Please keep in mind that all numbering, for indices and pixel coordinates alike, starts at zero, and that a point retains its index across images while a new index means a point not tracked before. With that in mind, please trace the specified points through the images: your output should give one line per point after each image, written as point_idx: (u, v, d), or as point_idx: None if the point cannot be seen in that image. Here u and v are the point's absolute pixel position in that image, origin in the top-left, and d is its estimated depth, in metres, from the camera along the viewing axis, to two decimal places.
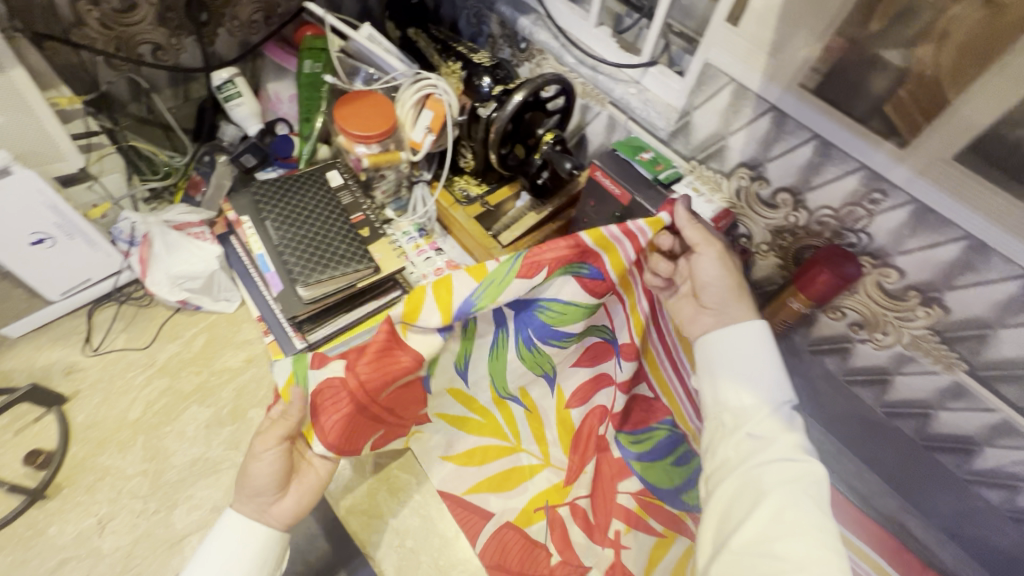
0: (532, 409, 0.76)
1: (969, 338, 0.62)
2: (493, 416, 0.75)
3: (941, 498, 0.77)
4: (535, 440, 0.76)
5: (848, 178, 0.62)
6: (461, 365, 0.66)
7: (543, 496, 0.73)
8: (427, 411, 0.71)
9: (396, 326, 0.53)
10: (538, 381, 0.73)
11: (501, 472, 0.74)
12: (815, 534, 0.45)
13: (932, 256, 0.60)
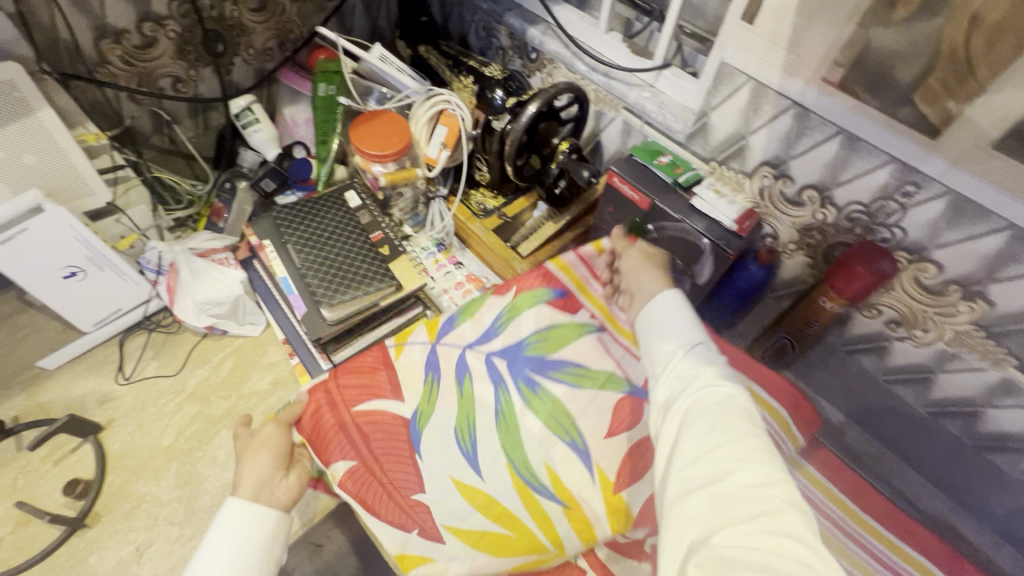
0: (569, 504, 0.55)
1: (1017, 331, 0.59)
2: (522, 522, 0.56)
3: (993, 498, 0.74)
4: (579, 533, 0.55)
5: (878, 172, 0.60)
6: (466, 442, 0.58)
7: None
8: (431, 514, 0.57)
9: (388, 347, 0.67)
10: (565, 456, 0.55)
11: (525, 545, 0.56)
12: (758, 445, 0.38)
13: (972, 249, 0.57)
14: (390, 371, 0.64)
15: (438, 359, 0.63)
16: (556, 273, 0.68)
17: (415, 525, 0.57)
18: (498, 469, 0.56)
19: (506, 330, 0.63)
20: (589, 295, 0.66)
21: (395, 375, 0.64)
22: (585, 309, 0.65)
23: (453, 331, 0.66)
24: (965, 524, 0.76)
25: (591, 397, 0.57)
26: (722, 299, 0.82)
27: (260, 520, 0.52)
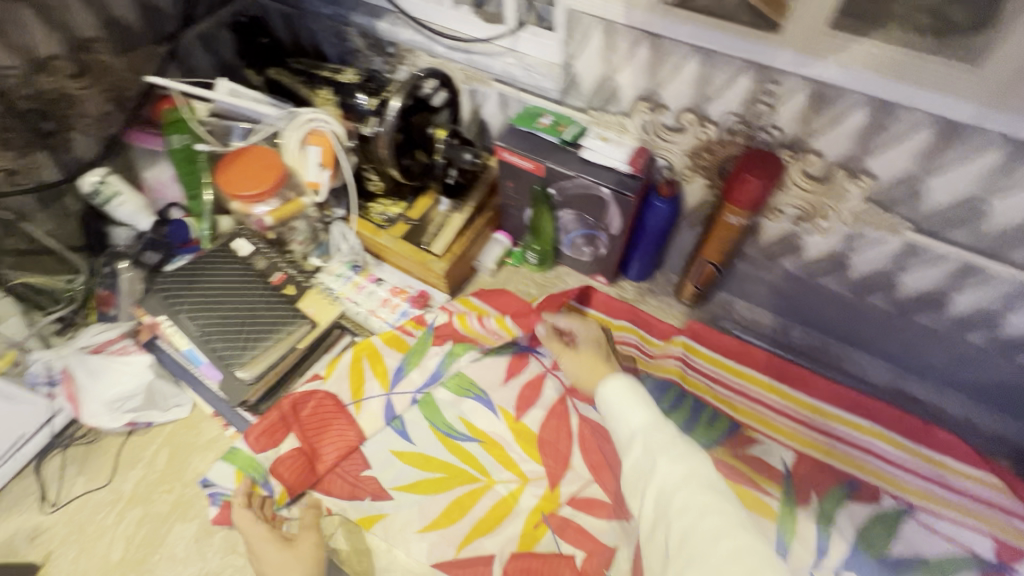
0: (485, 439, 0.79)
1: (904, 198, 0.61)
2: (455, 465, 0.77)
3: (931, 358, 0.77)
4: (505, 465, 0.77)
5: (740, 79, 0.61)
6: (397, 424, 0.80)
7: (538, 511, 0.73)
8: (382, 483, 0.76)
9: (350, 407, 0.80)
10: (474, 407, 0.81)
11: (487, 512, 0.73)
12: (730, 521, 0.44)
13: (843, 129, 0.59)
14: (348, 413, 0.79)
15: (393, 406, 0.80)
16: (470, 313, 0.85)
17: (370, 494, 0.75)
18: (424, 433, 0.79)
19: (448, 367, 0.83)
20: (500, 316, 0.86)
21: (361, 426, 0.79)
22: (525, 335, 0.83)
23: (405, 379, 0.82)
24: (915, 385, 0.80)
25: (488, 362, 0.84)
26: (643, 241, 0.84)
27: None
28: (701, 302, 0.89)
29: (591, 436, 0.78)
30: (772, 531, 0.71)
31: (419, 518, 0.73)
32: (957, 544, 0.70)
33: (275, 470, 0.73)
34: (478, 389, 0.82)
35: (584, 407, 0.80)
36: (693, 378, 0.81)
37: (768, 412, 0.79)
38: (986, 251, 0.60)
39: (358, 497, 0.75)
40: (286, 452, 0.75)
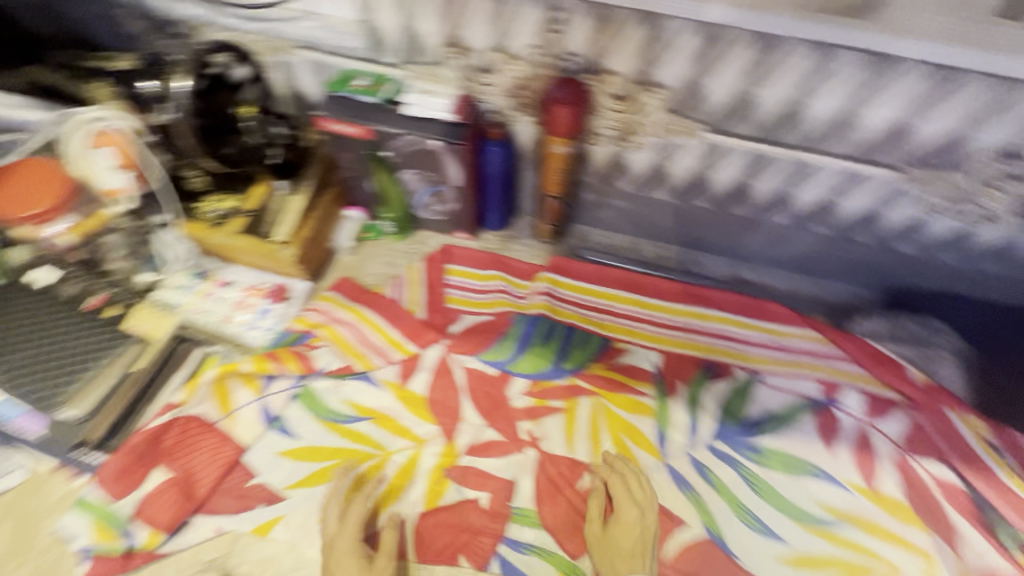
0: (374, 416, 0.78)
1: (693, 102, 0.67)
2: (348, 448, 0.75)
3: (753, 244, 0.87)
4: (399, 434, 0.76)
5: (530, 11, 0.64)
6: (279, 424, 0.76)
7: (439, 467, 0.74)
8: (273, 486, 0.72)
9: (220, 422, 0.75)
10: (356, 387, 0.79)
11: (389, 483, 0.73)
12: None
13: (628, 46, 0.64)
14: (220, 430, 0.74)
15: (270, 407, 0.77)
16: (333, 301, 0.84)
17: (262, 501, 0.71)
18: (308, 425, 0.76)
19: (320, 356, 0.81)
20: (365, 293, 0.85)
21: (235, 437, 0.74)
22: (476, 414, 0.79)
23: (279, 379, 0.79)
24: (748, 271, 0.91)
25: (364, 338, 0.82)
26: (492, 185, 0.85)
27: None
28: (559, 238, 0.94)
29: (478, 384, 0.80)
30: (651, 426, 0.79)
31: (321, 509, 0.71)
32: (793, 394, 0.82)
33: (143, 511, 0.68)
34: (359, 368, 0.80)
35: (464, 358, 0.82)
36: (561, 309, 0.85)
37: (632, 323, 0.86)
38: (765, 138, 0.69)
39: (251, 506, 0.71)
40: (153, 489, 0.69)
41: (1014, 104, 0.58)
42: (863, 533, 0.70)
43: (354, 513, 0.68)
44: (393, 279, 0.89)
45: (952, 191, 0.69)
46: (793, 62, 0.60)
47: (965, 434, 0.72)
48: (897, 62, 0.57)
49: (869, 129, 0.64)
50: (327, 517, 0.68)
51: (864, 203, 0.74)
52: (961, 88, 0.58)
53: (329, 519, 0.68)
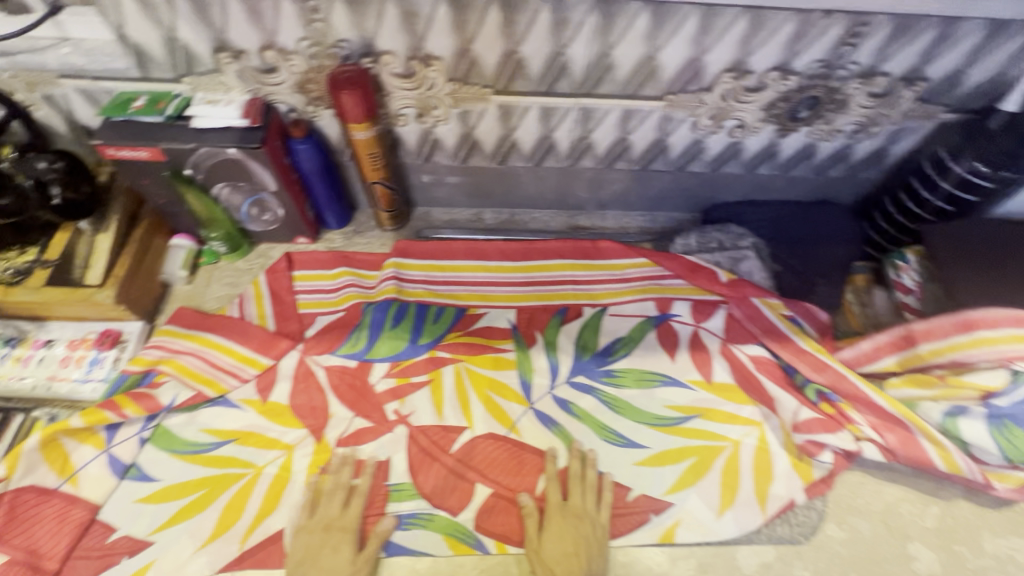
0: (238, 436, 0.76)
1: (470, 68, 0.72)
2: (214, 475, 0.73)
3: (577, 191, 0.96)
4: (267, 446, 0.75)
5: (282, 4, 0.63)
6: (133, 471, 0.72)
7: (314, 467, 0.74)
8: (136, 535, 0.69)
9: (63, 486, 0.70)
10: (214, 413, 0.77)
11: (263, 497, 0.72)
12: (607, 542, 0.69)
13: (391, 24, 0.66)
14: (63, 494, 0.69)
15: (118, 456, 0.73)
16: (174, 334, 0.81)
17: (125, 552, 0.67)
18: (166, 463, 0.73)
19: (164, 394, 0.76)
20: (208, 318, 0.83)
21: (83, 497, 0.70)
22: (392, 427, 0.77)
23: (124, 426, 0.74)
24: (581, 217, 1.00)
25: (212, 364, 0.79)
26: (317, 184, 0.86)
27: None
28: (402, 222, 0.97)
29: (341, 379, 0.80)
30: (515, 377, 0.84)
31: (194, 542, 0.68)
32: (637, 316, 0.90)
33: None
34: (212, 394, 0.77)
35: (323, 358, 0.82)
36: (410, 289, 0.87)
37: (483, 288, 0.90)
38: (545, 91, 0.75)
39: (114, 562, 0.67)
40: None
41: (729, 25, 0.66)
42: (707, 420, 0.79)
43: (355, 505, 0.70)
44: (238, 298, 0.87)
45: (711, 110, 0.79)
46: (539, 18, 0.65)
47: (766, 314, 0.83)
48: (625, 3, 0.63)
49: (626, 67, 0.71)
50: (328, 495, 0.71)
51: (649, 134, 0.83)
52: (684, 19, 0.65)
53: (331, 506, 0.70)
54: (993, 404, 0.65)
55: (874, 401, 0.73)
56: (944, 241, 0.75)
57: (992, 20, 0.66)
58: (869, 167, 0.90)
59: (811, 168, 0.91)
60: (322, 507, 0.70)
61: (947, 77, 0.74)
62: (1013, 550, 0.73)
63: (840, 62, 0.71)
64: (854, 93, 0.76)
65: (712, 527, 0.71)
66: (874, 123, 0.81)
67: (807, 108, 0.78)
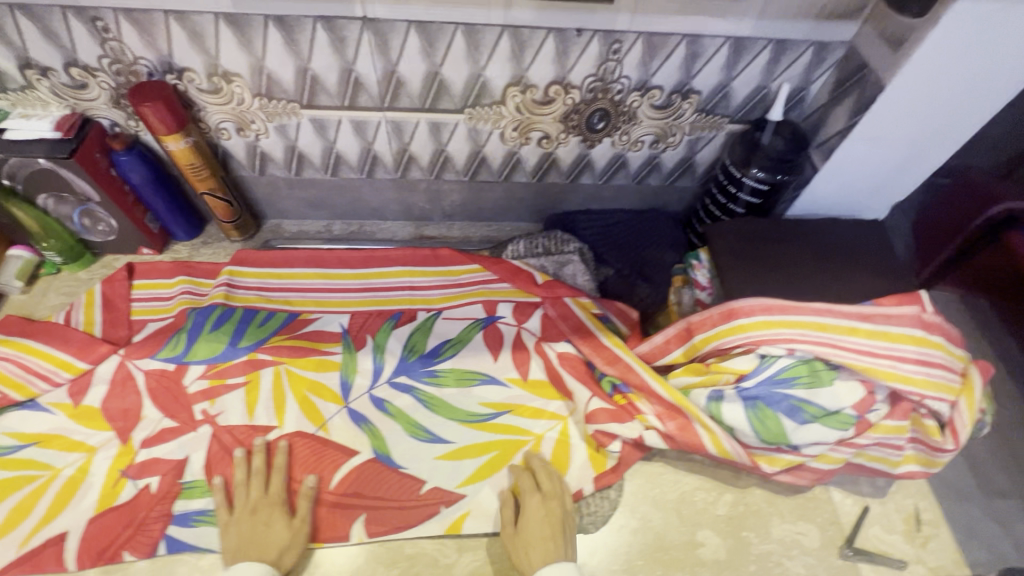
0: (41, 439, 0.76)
1: (271, 84, 0.77)
2: (8, 477, 0.73)
3: (417, 202, 1.01)
4: (69, 448, 0.76)
5: (72, 23, 0.68)
6: None
7: (113, 469, 0.75)
8: None
9: None
10: (20, 416, 0.78)
11: (54, 498, 0.72)
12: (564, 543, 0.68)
13: (180, 42, 0.71)
14: None
15: None
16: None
17: None
18: None
19: None
20: (32, 325, 0.85)
21: None
22: (198, 424, 0.78)
23: None
24: (428, 227, 1.06)
25: (26, 368, 0.80)
26: (151, 195, 0.89)
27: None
28: (250, 233, 1.01)
29: (157, 382, 0.82)
30: (336, 377, 0.85)
31: None
32: (467, 319, 0.92)
33: None
34: (19, 398, 0.78)
35: (142, 362, 0.83)
36: (241, 295, 0.90)
37: (317, 293, 0.93)
38: (349, 105, 0.81)
39: None
40: None
41: (496, 41, 0.72)
42: (515, 416, 0.82)
43: (274, 480, 0.73)
44: (70, 306, 0.89)
45: (513, 122, 0.85)
46: (317, 36, 0.71)
47: (577, 315, 0.88)
48: (392, 23, 0.69)
49: (416, 82, 0.77)
50: (247, 481, 0.73)
51: (463, 145, 0.88)
52: (451, 37, 0.71)
53: (252, 489, 0.72)
54: (743, 386, 0.70)
55: (655, 391, 0.76)
56: (722, 241, 0.82)
57: (732, 37, 0.73)
58: (684, 175, 0.97)
59: (630, 177, 0.97)
60: (245, 493, 0.72)
61: (716, 89, 0.80)
62: (799, 534, 0.76)
63: (611, 76, 0.78)
64: (637, 105, 0.82)
65: (498, 518, 0.74)
66: (669, 133, 0.88)
67: (600, 120, 0.85)
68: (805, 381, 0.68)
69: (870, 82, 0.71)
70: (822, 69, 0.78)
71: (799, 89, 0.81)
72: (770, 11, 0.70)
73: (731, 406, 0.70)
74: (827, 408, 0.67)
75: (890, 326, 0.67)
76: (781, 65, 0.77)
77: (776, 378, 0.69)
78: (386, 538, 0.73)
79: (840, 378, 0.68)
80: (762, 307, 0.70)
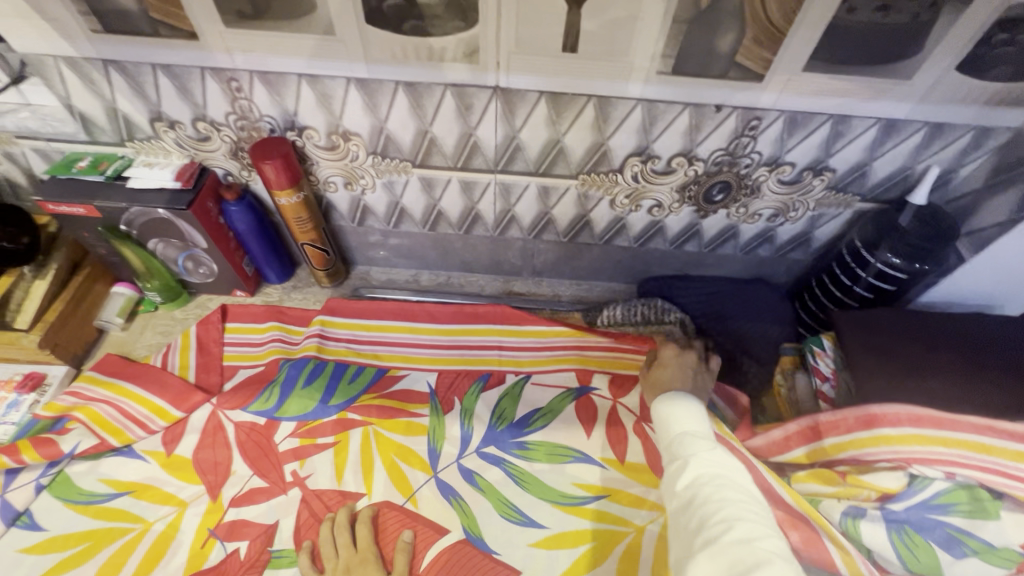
0: (134, 488, 0.76)
1: (388, 144, 0.76)
2: (102, 528, 0.72)
3: (510, 258, 0.98)
4: (161, 501, 0.75)
5: (207, 83, 0.68)
6: (24, 518, 0.73)
7: (203, 528, 0.73)
8: None
9: None
10: (115, 463, 0.77)
11: (144, 556, 0.71)
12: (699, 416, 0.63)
13: (307, 103, 0.70)
14: None
15: (12, 501, 0.73)
16: (93, 380, 0.83)
17: None
18: (56, 512, 0.73)
19: (69, 440, 0.77)
20: (130, 367, 0.85)
21: None
22: (287, 486, 0.76)
23: (24, 471, 0.75)
24: (517, 282, 1.03)
25: (124, 413, 0.80)
26: (253, 241, 0.90)
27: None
28: (340, 279, 1.00)
29: (248, 437, 0.80)
30: (424, 444, 0.82)
31: None
32: (559, 387, 0.88)
33: None
34: (116, 444, 0.78)
35: (233, 413, 0.82)
36: (332, 347, 0.89)
37: (405, 349, 0.91)
38: (461, 167, 0.79)
39: None
40: None
41: (627, 113, 0.69)
42: (615, 503, 0.76)
43: (363, 533, 0.72)
44: (166, 348, 0.90)
45: (626, 190, 0.81)
46: (444, 101, 0.69)
47: None
48: (523, 92, 0.67)
49: (534, 148, 0.75)
50: (332, 539, 0.71)
51: (569, 209, 0.85)
52: (581, 107, 0.68)
53: (342, 545, 0.70)
54: (888, 508, 0.63)
55: (780, 496, 0.66)
56: (852, 330, 0.75)
57: (884, 118, 0.67)
58: (797, 249, 0.91)
59: (739, 248, 0.91)
60: (336, 549, 0.70)
61: (854, 168, 0.75)
62: None
63: (742, 151, 0.73)
64: (763, 180, 0.77)
65: None
66: (791, 208, 0.83)
67: (720, 192, 0.80)
68: (964, 509, 0.60)
69: None
70: (978, 154, 0.71)
71: (947, 172, 0.74)
72: (934, 96, 0.64)
73: (869, 526, 0.63)
74: (990, 543, 0.58)
75: None
76: (932, 148, 0.71)
77: (930, 503, 0.61)
78: None
79: (1005, 509, 0.59)
80: (909, 416, 0.64)
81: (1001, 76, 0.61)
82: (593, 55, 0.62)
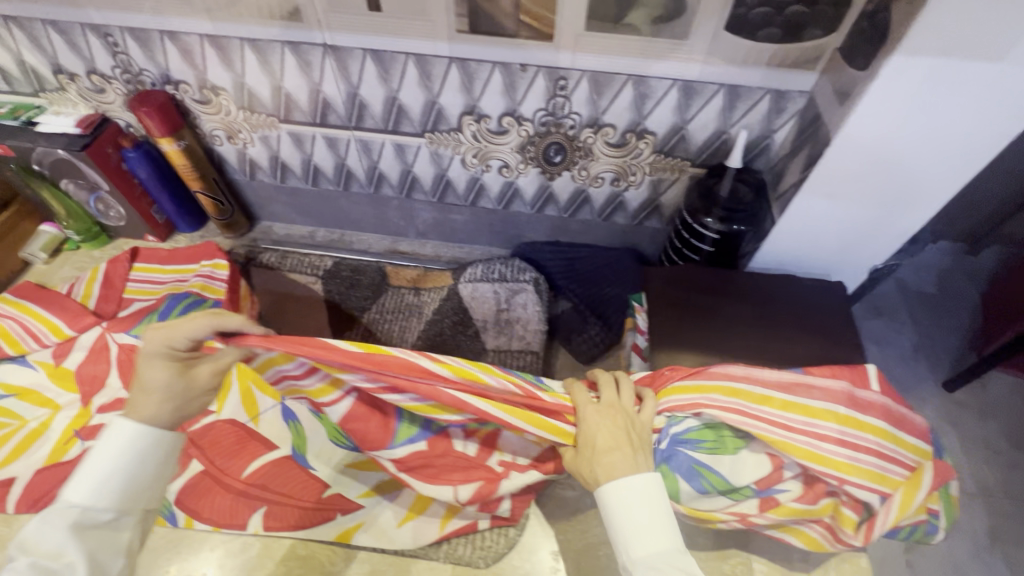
0: (20, 391, 0.87)
1: (252, 99, 0.85)
2: None
3: (391, 217, 1.05)
4: (40, 404, 0.86)
5: (89, 37, 0.79)
6: None
7: (68, 429, 0.84)
8: None
9: None
10: (10, 369, 0.89)
11: (14, 447, 0.82)
12: (661, 516, 0.50)
13: (175, 59, 0.80)
14: None
15: None
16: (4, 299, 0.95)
17: None
18: None
19: None
20: (39, 292, 0.97)
21: None
22: None
23: None
24: (403, 242, 1.10)
25: (22, 328, 0.90)
26: (157, 189, 1.00)
27: (138, 447, 0.50)
28: (241, 232, 1.11)
29: (127, 356, 0.89)
30: None
31: None
32: None
33: None
34: (12, 353, 0.89)
35: (120, 335, 0.90)
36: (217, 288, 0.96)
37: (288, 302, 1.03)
38: (321, 123, 0.87)
39: None
40: None
41: (445, 72, 0.76)
42: None
43: (193, 325, 0.52)
44: (77, 279, 1.02)
45: (471, 148, 0.87)
46: (285, 58, 0.78)
47: None
48: (350, 50, 0.75)
49: (377, 105, 0.82)
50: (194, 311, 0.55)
51: (427, 168, 0.92)
52: (404, 66, 0.76)
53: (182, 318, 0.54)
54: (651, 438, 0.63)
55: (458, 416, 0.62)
56: (661, 285, 0.78)
57: (680, 79, 0.72)
58: (650, 216, 0.94)
59: (595, 213, 0.96)
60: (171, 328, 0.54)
61: (671, 131, 0.79)
62: None
63: (561, 112, 0.79)
64: (592, 142, 0.82)
65: (389, 537, 0.75)
66: (629, 172, 0.87)
67: (557, 153, 0.85)
68: (709, 445, 0.62)
69: (821, 137, 0.67)
70: (784, 118, 0.74)
71: (762, 138, 0.77)
72: (716, 56, 0.68)
73: None
74: (728, 479, 0.62)
75: (811, 400, 0.61)
76: (738, 111, 0.74)
77: (680, 436, 0.63)
78: (282, 534, 0.75)
79: (748, 448, 0.62)
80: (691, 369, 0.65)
81: (771, 37, 0.65)
82: (398, 14, 0.69)
